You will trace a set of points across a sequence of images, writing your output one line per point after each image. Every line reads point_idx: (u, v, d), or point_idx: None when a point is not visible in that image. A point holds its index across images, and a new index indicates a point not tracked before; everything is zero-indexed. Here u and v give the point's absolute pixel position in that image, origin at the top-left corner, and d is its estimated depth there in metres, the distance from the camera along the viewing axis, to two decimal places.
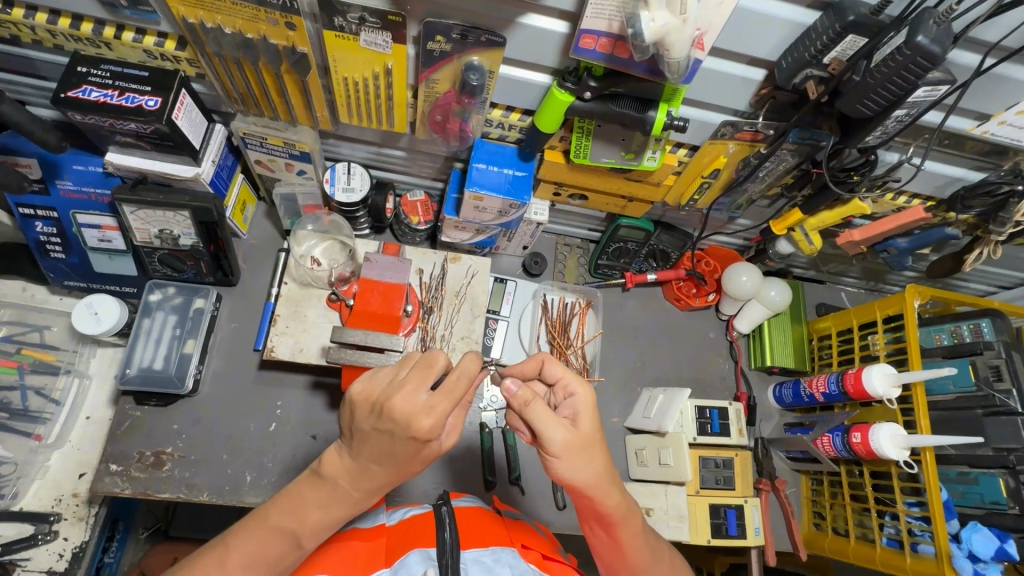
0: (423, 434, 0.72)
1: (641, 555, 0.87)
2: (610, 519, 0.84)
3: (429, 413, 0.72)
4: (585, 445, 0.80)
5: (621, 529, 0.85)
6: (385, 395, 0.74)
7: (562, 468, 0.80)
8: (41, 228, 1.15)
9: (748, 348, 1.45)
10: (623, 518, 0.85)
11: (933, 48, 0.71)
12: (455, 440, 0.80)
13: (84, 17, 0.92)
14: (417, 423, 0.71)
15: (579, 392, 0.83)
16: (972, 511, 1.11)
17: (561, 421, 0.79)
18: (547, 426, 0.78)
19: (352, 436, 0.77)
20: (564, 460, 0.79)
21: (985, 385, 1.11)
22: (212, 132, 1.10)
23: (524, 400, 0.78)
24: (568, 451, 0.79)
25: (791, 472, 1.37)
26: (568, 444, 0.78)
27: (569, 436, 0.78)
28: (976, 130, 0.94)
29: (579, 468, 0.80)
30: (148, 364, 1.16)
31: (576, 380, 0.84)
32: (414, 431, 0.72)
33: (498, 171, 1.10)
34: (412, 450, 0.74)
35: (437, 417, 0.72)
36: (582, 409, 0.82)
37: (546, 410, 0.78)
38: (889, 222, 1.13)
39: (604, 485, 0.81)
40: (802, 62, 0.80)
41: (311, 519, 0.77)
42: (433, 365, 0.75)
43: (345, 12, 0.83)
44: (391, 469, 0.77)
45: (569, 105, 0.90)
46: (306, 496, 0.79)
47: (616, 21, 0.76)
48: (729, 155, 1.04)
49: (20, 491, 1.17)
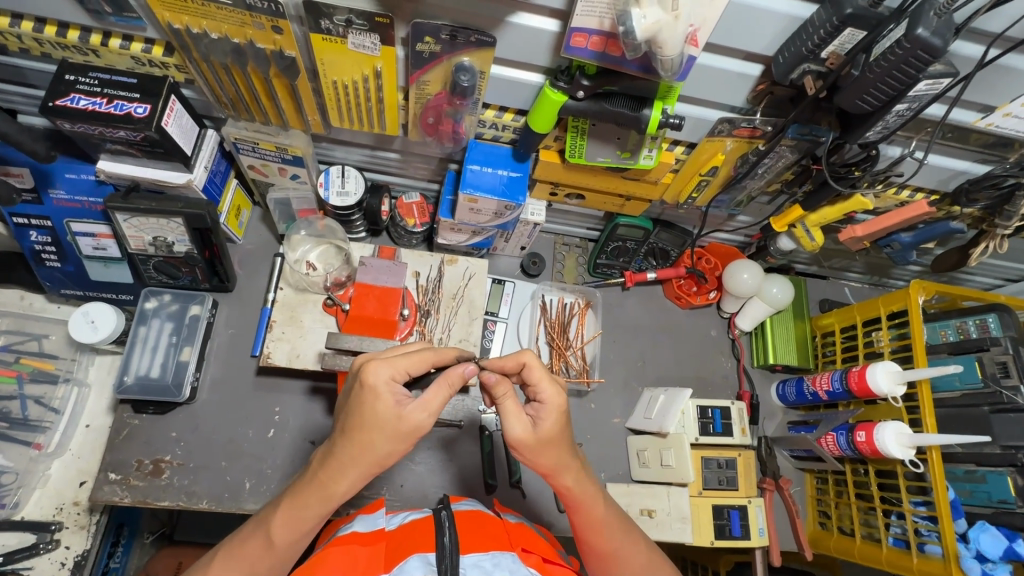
0: (372, 383, 0.75)
1: (611, 545, 0.88)
2: (570, 505, 0.87)
3: (384, 365, 0.76)
4: (544, 446, 0.81)
5: (583, 515, 0.87)
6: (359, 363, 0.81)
7: (523, 458, 0.83)
8: (35, 237, 1.14)
9: (750, 346, 1.44)
10: (581, 502, 0.86)
11: (934, 41, 0.69)
12: (422, 413, 0.76)
13: (69, 25, 0.91)
14: (370, 371, 0.76)
15: (548, 396, 0.82)
16: (980, 510, 1.10)
17: (522, 418, 0.81)
18: (507, 422, 0.81)
19: (336, 422, 0.82)
20: (521, 453, 0.82)
21: (992, 381, 1.09)
22: (204, 138, 1.09)
23: (499, 392, 0.80)
24: (523, 447, 0.81)
25: (795, 471, 1.36)
26: (525, 441, 0.80)
27: (526, 435, 0.80)
28: (980, 123, 0.92)
29: (531, 458, 0.82)
30: (145, 372, 1.15)
31: (549, 384, 0.82)
32: (366, 381, 0.75)
33: (493, 172, 1.08)
34: (365, 407, 0.76)
35: (387, 364, 0.77)
36: (546, 412, 0.82)
37: (509, 406, 0.81)
38: (893, 217, 1.11)
39: (562, 475, 0.84)
40: (798, 57, 0.78)
41: (278, 519, 0.80)
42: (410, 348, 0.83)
43: (331, 14, 0.81)
44: (347, 438, 0.77)
45: (562, 104, 0.89)
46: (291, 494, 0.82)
47: (607, 18, 0.75)
48: (727, 152, 1.02)
49: (21, 501, 1.17)
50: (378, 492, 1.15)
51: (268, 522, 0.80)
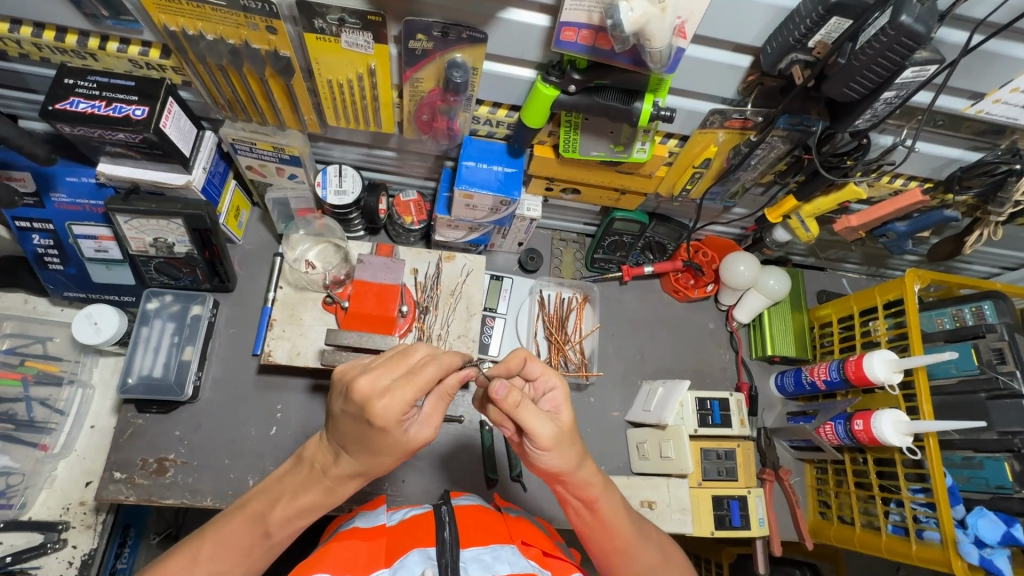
0: (381, 420, 0.71)
1: (630, 536, 0.88)
2: (592, 497, 0.85)
3: (387, 397, 0.71)
4: (571, 441, 0.80)
5: (604, 505, 0.86)
6: (352, 377, 0.73)
7: (548, 459, 0.80)
8: (38, 241, 1.16)
9: (748, 338, 1.44)
10: (602, 492, 0.85)
11: (917, 27, 0.70)
12: (430, 432, 0.77)
13: (67, 29, 0.93)
14: (373, 405, 0.70)
15: (555, 384, 0.84)
16: (977, 496, 1.10)
17: (545, 415, 0.78)
18: (536, 425, 0.77)
19: (331, 422, 0.79)
20: (552, 453, 0.79)
21: (988, 367, 1.10)
22: (202, 139, 1.10)
23: (513, 400, 0.76)
24: (557, 444, 0.78)
25: (794, 461, 1.36)
26: (556, 437, 0.78)
27: (556, 429, 0.78)
28: (970, 110, 0.93)
29: (562, 457, 0.79)
30: (148, 372, 1.17)
31: (552, 373, 0.85)
32: (370, 416, 0.70)
33: (487, 168, 1.09)
34: (377, 439, 0.73)
35: (393, 398, 0.71)
36: (561, 402, 0.84)
37: (534, 406, 0.77)
38: (888, 206, 1.12)
39: (585, 465, 0.83)
40: (786, 47, 0.79)
41: (278, 512, 0.81)
42: (410, 356, 0.75)
43: (323, 14, 0.82)
44: (352, 448, 0.76)
45: (554, 99, 0.90)
46: (285, 483, 0.84)
47: (595, 13, 0.76)
48: (719, 144, 1.03)
49: (29, 501, 1.19)
50: (380, 488, 1.16)
51: (266, 512, 0.82)
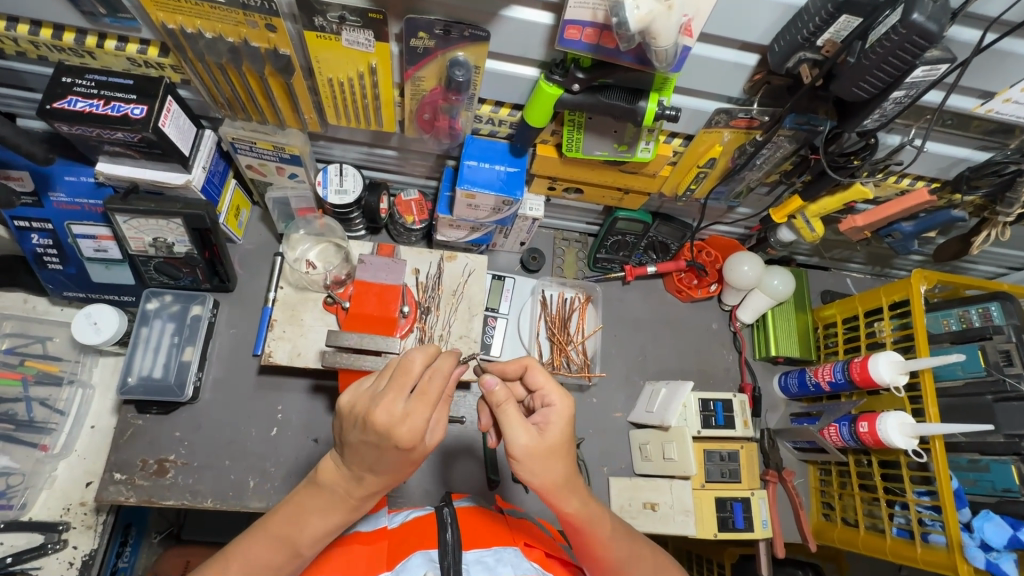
0: (403, 443, 0.70)
1: (618, 562, 0.85)
2: (575, 526, 0.83)
3: (408, 421, 0.69)
4: (550, 457, 0.78)
5: (590, 534, 0.83)
6: (366, 407, 0.72)
7: (523, 472, 0.78)
8: (37, 240, 1.15)
9: (752, 338, 1.43)
10: (587, 523, 0.83)
11: (930, 26, 0.69)
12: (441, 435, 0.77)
13: (65, 27, 0.92)
14: (396, 432, 0.69)
15: (554, 401, 0.81)
16: (984, 499, 1.10)
17: (527, 425, 0.78)
18: (512, 429, 0.77)
19: (344, 446, 0.76)
20: (525, 466, 0.77)
21: (996, 370, 1.08)
22: (202, 138, 1.09)
23: (499, 399, 0.78)
24: (530, 457, 0.77)
25: (798, 463, 1.35)
26: (530, 451, 0.77)
27: (533, 441, 0.77)
28: (980, 109, 0.92)
29: (541, 472, 0.78)
30: (148, 373, 1.16)
31: (554, 389, 0.82)
32: (395, 441, 0.70)
33: (490, 168, 1.08)
34: (397, 457, 0.72)
35: (414, 421, 0.69)
36: (555, 419, 0.79)
37: (520, 414, 0.78)
38: (894, 206, 1.11)
39: (565, 494, 0.80)
40: (794, 45, 0.77)
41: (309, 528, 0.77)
42: (409, 369, 0.72)
43: (324, 11, 0.81)
44: (372, 469, 0.74)
45: (557, 98, 0.88)
46: (305, 502, 0.79)
47: (600, 10, 0.74)
48: (725, 143, 1.01)
49: (28, 502, 1.18)
50: None
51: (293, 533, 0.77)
